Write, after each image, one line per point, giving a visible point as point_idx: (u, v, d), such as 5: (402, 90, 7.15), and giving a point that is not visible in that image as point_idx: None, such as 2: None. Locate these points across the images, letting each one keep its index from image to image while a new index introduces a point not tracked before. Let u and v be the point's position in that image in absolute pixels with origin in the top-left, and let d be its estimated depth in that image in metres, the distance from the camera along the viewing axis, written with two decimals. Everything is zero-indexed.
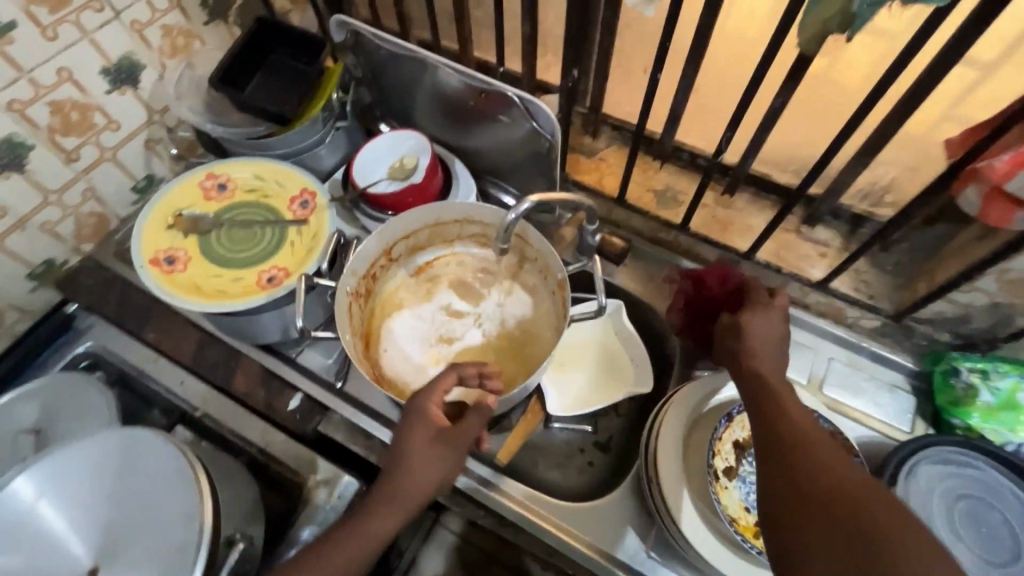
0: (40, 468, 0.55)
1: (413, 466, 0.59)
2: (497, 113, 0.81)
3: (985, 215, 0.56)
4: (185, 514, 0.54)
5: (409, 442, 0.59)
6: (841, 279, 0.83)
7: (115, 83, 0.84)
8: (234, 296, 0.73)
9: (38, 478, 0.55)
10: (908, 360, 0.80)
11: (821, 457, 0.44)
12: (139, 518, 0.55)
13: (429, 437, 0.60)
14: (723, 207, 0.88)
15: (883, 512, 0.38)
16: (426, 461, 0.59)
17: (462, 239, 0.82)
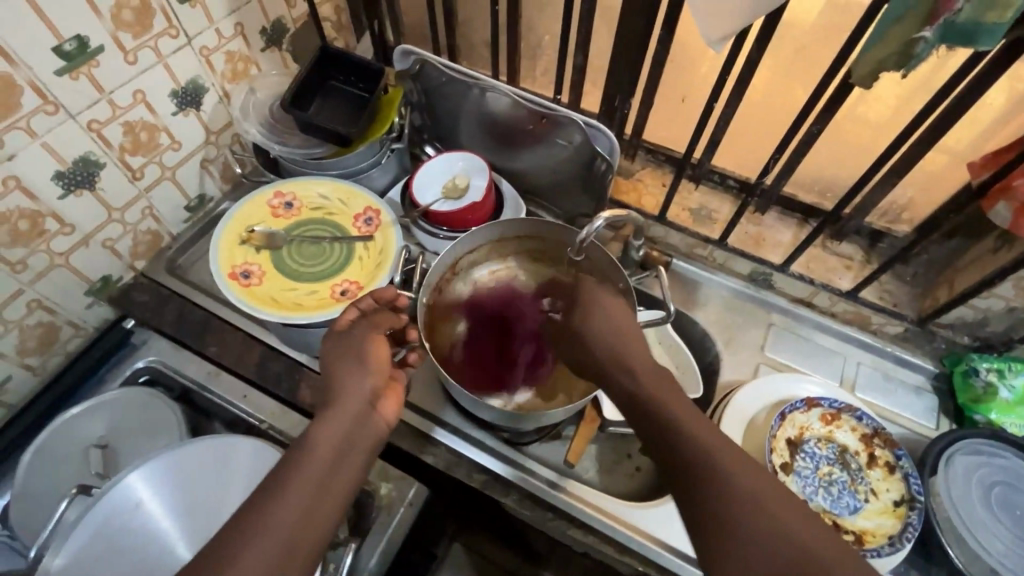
0: (156, 467, 0.58)
1: (341, 380, 0.60)
2: (553, 135, 0.87)
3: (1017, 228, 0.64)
4: None
5: (337, 363, 0.62)
6: (868, 290, 0.90)
7: (181, 106, 0.86)
8: (310, 309, 0.75)
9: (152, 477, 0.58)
10: (929, 363, 0.88)
11: (698, 432, 0.53)
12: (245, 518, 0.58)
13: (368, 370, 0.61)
14: (754, 225, 0.95)
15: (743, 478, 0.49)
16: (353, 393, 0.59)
17: (518, 253, 0.86)
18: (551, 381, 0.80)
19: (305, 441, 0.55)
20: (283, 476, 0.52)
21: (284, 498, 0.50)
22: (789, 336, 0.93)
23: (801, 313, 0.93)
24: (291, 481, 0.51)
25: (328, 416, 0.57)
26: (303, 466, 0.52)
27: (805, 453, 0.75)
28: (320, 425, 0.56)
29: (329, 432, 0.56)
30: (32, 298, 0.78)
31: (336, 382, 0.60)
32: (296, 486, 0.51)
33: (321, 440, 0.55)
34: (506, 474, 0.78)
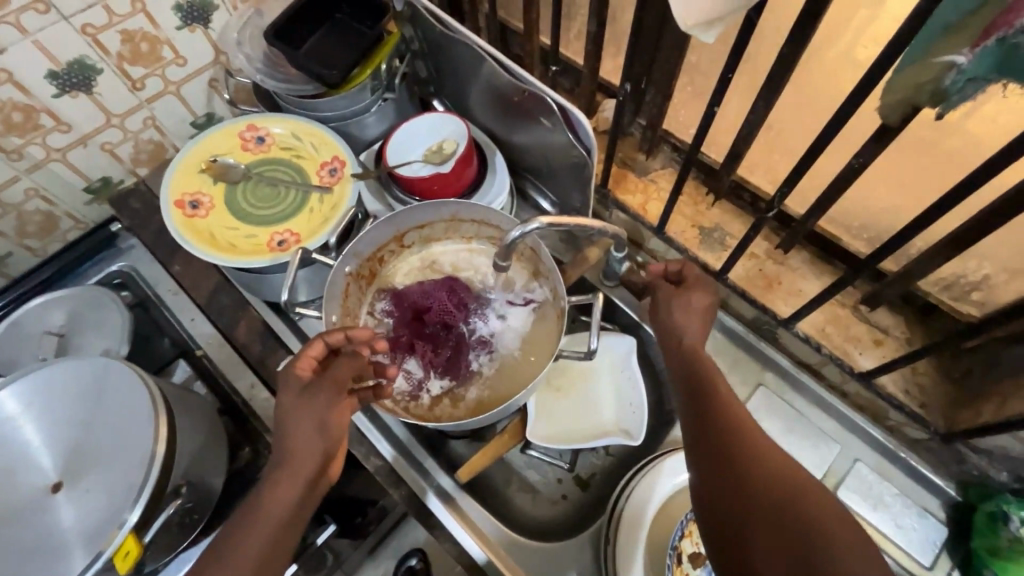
0: (28, 382, 0.61)
1: (296, 438, 0.56)
2: (540, 114, 0.75)
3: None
4: (138, 454, 0.58)
5: (292, 411, 0.57)
6: (893, 375, 0.71)
7: (186, 21, 0.85)
8: (244, 253, 0.73)
9: (24, 391, 0.60)
10: (950, 488, 0.68)
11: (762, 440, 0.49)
12: (100, 447, 0.59)
13: (293, 401, 0.58)
14: (774, 262, 0.78)
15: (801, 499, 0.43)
16: (299, 428, 0.57)
17: (479, 238, 0.78)
18: (469, 385, 0.73)
19: (256, 510, 0.52)
20: (236, 536, 0.51)
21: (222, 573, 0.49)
22: (780, 403, 0.76)
23: (801, 380, 0.75)
24: (228, 552, 0.50)
25: (274, 483, 0.54)
26: (258, 515, 0.52)
27: None
28: (268, 489, 0.53)
29: (272, 501, 0.53)
30: (29, 186, 0.84)
31: (290, 436, 0.56)
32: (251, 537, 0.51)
33: (265, 508, 0.52)
34: (397, 462, 0.75)
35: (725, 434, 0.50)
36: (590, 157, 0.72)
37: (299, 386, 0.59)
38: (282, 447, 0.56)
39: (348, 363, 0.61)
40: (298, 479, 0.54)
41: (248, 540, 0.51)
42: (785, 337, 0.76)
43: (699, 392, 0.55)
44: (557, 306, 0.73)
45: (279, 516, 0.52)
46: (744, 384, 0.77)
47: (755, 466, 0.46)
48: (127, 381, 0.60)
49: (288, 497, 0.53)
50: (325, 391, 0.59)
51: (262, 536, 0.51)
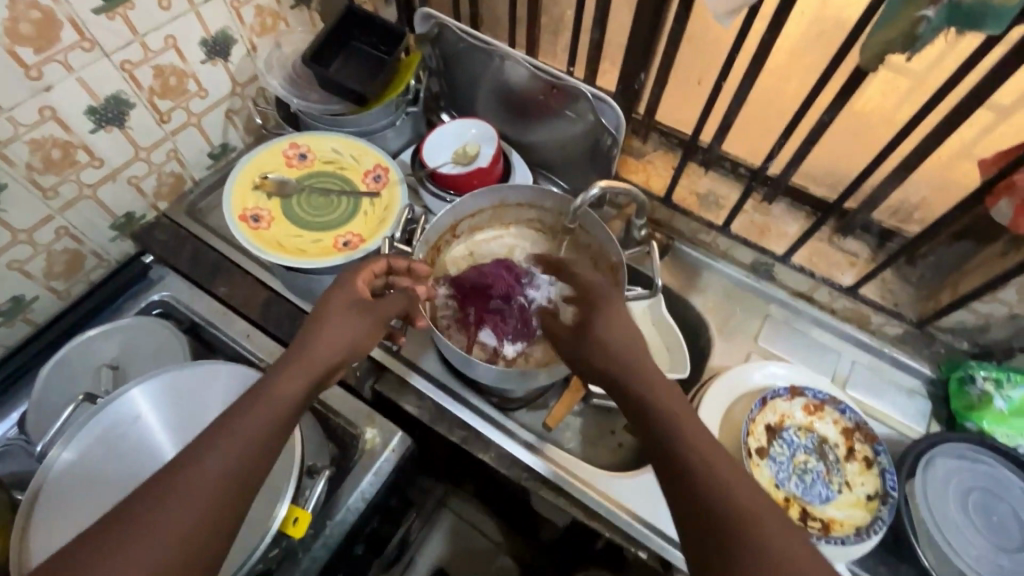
0: (159, 388, 0.64)
1: (318, 339, 0.60)
2: (562, 108, 0.87)
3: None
4: None
5: (320, 314, 0.62)
6: (870, 287, 0.89)
7: (210, 54, 0.90)
8: (313, 255, 0.79)
9: (155, 396, 0.63)
10: (926, 368, 0.86)
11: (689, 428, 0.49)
12: None
13: (340, 307, 0.63)
14: (761, 214, 0.95)
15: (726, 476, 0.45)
16: (333, 330, 0.61)
17: (520, 222, 0.89)
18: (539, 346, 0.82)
19: (262, 391, 0.54)
20: (215, 439, 0.49)
21: (204, 453, 0.48)
22: (787, 327, 0.92)
23: (800, 306, 0.92)
24: (215, 436, 0.49)
25: (282, 370, 0.56)
26: (251, 415, 0.52)
27: (782, 439, 0.75)
28: (274, 377, 0.55)
29: (276, 385, 0.55)
30: (61, 225, 0.84)
31: (312, 333, 0.60)
32: (238, 434, 0.50)
33: (270, 391, 0.54)
34: (410, 377, 0.84)
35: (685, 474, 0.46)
36: (613, 138, 0.84)
37: (324, 300, 0.65)
38: (301, 342, 0.60)
39: (397, 299, 0.69)
40: (306, 368, 0.57)
41: (226, 447, 0.48)
42: (781, 271, 0.92)
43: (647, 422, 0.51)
44: (610, 261, 0.81)
45: (276, 405, 0.53)
46: (755, 319, 0.93)
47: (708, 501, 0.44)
48: (259, 385, 0.65)
49: (293, 386, 0.55)
50: (341, 305, 0.63)
51: (262, 416, 0.52)
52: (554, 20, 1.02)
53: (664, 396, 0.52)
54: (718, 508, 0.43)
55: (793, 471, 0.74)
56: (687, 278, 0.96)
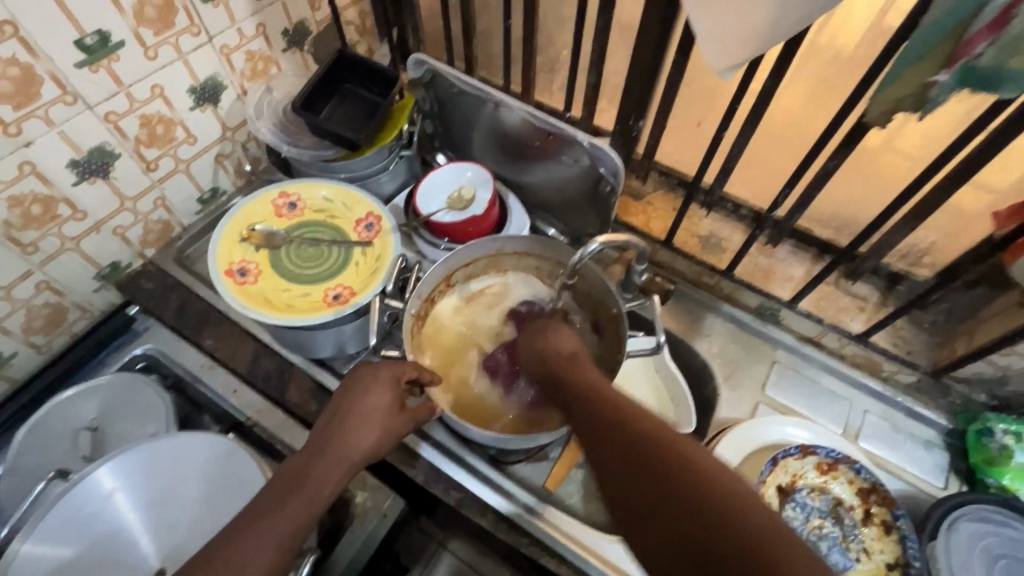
0: (125, 466, 0.59)
1: (354, 433, 0.59)
2: (559, 153, 0.85)
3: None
4: None
5: (363, 396, 0.61)
6: (881, 333, 0.85)
7: (198, 101, 0.88)
8: (301, 311, 0.76)
9: (122, 475, 0.59)
10: (942, 418, 0.82)
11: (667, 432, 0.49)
12: (207, 526, 0.59)
13: (376, 398, 0.61)
14: (765, 257, 0.92)
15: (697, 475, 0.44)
16: (365, 427, 0.59)
17: (516, 270, 0.85)
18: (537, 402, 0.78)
19: (303, 484, 0.54)
20: (243, 540, 0.50)
21: (245, 555, 0.49)
22: (795, 375, 0.88)
23: (808, 352, 0.88)
24: (253, 533, 0.50)
25: (320, 461, 0.56)
26: (283, 512, 0.52)
27: (795, 502, 0.72)
28: (312, 468, 0.56)
29: (317, 480, 0.55)
30: (41, 279, 0.81)
31: (352, 418, 0.60)
32: (266, 532, 0.51)
33: (312, 486, 0.54)
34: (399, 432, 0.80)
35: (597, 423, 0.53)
36: (612, 185, 0.82)
37: (366, 375, 0.63)
38: (341, 425, 0.59)
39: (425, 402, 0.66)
40: (344, 464, 0.57)
41: (257, 545, 0.50)
42: (789, 316, 0.89)
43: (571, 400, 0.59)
44: (610, 312, 0.78)
45: (314, 506, 0.54)
46: (762, 366, 0.89)
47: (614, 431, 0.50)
48: (233, 459, 0.61)
49: (332, 483, 0.56)
50: (383, 395, 0.62)
51: (302, 518, 0.52)
52: (550, 60, 1.01)
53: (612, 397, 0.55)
54: (627, 429, 0.50)
55: (808, 535, 0.70)
56: (691, 323, 0.92)
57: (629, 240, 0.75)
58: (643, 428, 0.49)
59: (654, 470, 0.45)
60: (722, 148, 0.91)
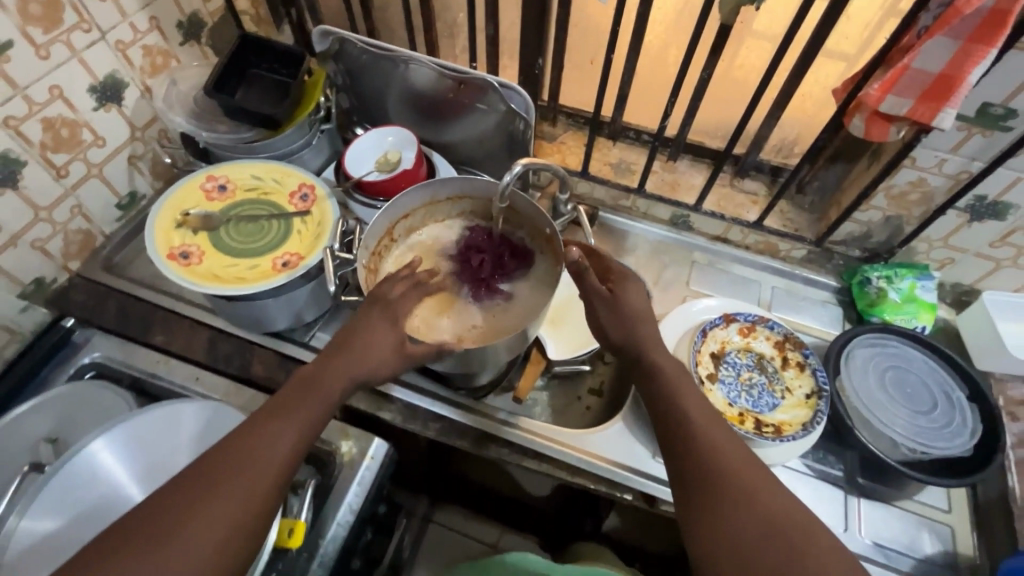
0: (118, 442, 0.62)
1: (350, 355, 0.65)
2: (473, 101, 0.91)
3: (912, 116, 0.64)
4: None
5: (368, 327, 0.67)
6: (772, 218, 0.99)
7: (102, 101, 0.87)
8: (252, 280, 0.78)
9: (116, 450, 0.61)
10: (831, 279, 0.98)
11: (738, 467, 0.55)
12: None
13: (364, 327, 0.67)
14: (669, 172, 1.04)
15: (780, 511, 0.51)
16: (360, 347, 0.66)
17: (452, 217, 0.92)
18: (490, 327, 0.84)
19: (309, 393, 0.62)
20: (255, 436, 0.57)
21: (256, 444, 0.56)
22: (711, 269, 1.01)
23: (719, 248, 1.02)
24: (266, 432, 0.58)
25: (326, 377, 0.64)
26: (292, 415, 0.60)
27: (726, 364, 0.83)
28: (317, 384, 0.63)
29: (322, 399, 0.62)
30: None
31: (348, 347, 0.66)
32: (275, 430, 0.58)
33: (318, 395, 0.62)
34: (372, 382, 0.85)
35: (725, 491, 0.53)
36: (525, 123, 0.89)
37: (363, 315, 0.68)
38: (346, 353, 0.65)
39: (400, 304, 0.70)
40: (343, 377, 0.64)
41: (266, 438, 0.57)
42: (698, 219, 1.00)
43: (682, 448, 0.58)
44: (544, 234, 0.86)
45: (307, 427, 0.60)
46: (684, 267, 1.01)
47: (765, 519, 0.51)
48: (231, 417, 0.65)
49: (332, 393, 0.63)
50: (377, 334, 0.67)
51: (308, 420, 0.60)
52: (448, 24, 1.07)
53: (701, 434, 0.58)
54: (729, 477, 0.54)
55: (742, 386, 0.81)
56: (616, 243, 1.03)
57: (548, 162, 0.82)
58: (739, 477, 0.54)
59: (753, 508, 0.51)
60: (614, 82, 1.02)
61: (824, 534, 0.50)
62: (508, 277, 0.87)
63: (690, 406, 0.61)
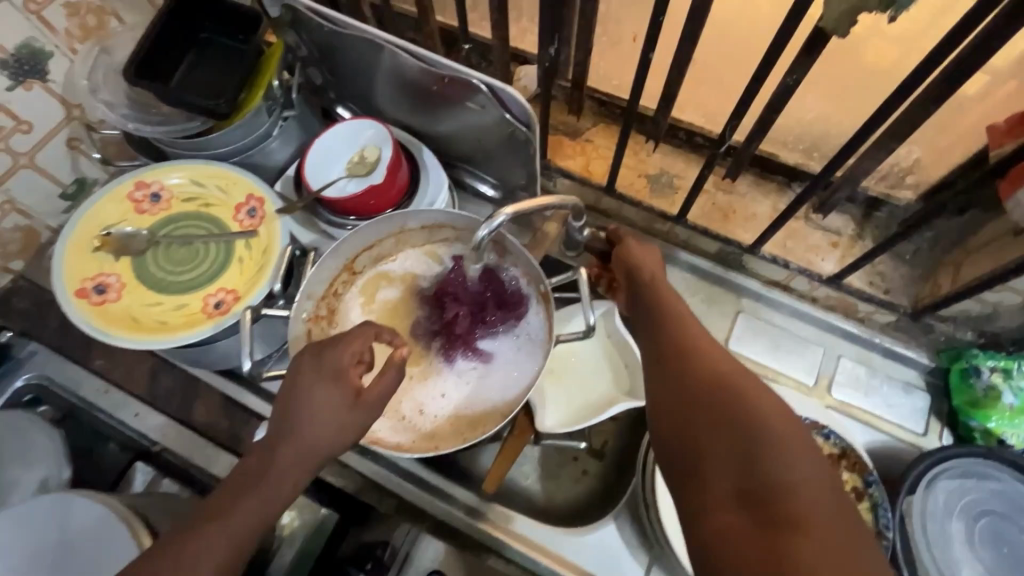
0: None
1: (304, 427, 0.51)
2: (464, 99, 0.68)
3: None
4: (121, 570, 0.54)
5: (317, 409, 0.51)
6: (857, 274, 0.76)
7: (17, 78, 0.70)
8: (175, 328, 0.65)
9: None
10: (924, 356, 0.74)
11: (746, 387, 0.43)
12: None
13: (328, 398, 0.52)
14: (724, 193, 0.80)
15: (774, 431, 0.39)
16: (315, 420, 0.51)
17: (433, 246, 0.73)
18: (461, 402, 0.67)
19: (259, 483, 0.50)
20: (191, 545, 0.48)
21: (197, 555, 0.47)
22: (759, 323, 0.77)
23: (775, 298, 0.77)
24: (204, 542, 0.48)
25: (279, 458, 0.51)
26: (239, 516, 0.49)
27: None
28: (269, 473, 0.51)
29: (267, 492, 0.50)
30: None
31: (295, 418, 0.51)
32: (217, 538, 0.48)
33: (269, 486, 0.50)
34: None
35: (714, 406, 0.42)
36: (528, 135, 0.68)
37: (303, 376, 0.53)
38: (286, 435, 0.51)
39: (385, 381, 0.53)
40: (302, 463, 0.51)
41: (211, 544, 0.48)
42: (750, 262, 0.78)
43: (683, 381, 0.45)
44: (539, 289, 0.68)
45: (263, 520, 0.50)
46: (725, 316, 0.78)
47: (754, 447, 0.39)
48: (89, 509, 0.56)
49: (289, 481, 0.51)
50: (330, 394, 0.52)
51: (261, 516, 0.50)
52: None
53: (699, 356, 0.47)
54: (723, 395, 0.43)
55: None
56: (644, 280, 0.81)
57: (546, 199, 0.60)
58: (732, 393, 0.43)
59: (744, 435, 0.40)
60: None
61: (833, 490, 0.37)
62: (492, 336, 0.69)
63: (698, 334, 0.50)
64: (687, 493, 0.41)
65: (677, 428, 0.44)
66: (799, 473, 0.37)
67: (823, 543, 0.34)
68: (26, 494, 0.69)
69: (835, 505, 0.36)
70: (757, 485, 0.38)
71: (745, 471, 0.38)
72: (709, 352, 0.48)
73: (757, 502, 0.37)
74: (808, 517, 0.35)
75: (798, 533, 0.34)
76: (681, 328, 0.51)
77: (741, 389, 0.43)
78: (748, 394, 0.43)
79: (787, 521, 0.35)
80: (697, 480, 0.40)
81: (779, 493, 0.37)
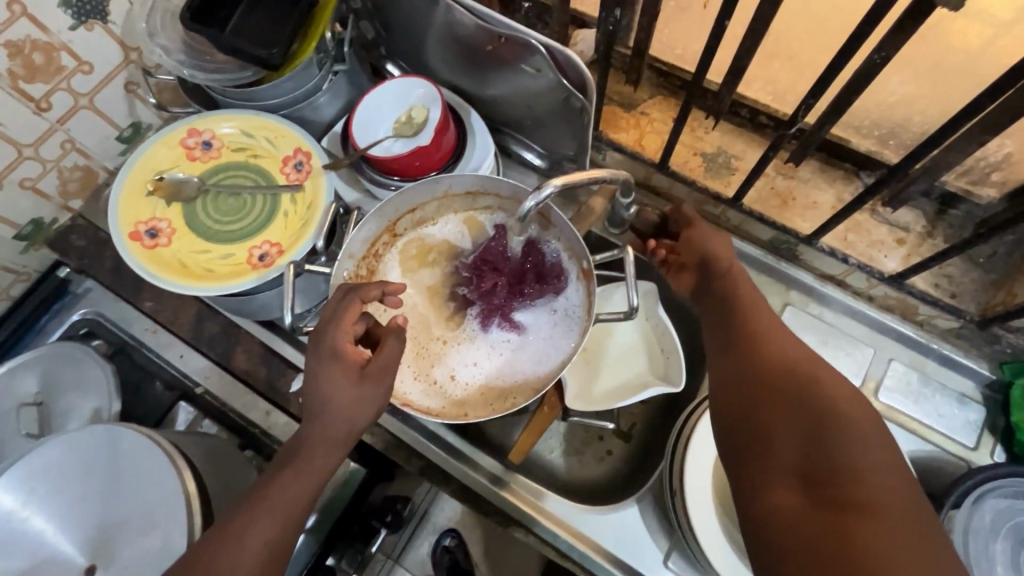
0: (30, 471, 0.60)
1: (329, 406, 0.53)
2: (518, 61, 0.66)
3: None
4: (165, 502, 0.57)
5: (328, 389, 0.53)
6: (921, 275, 0.71)
7: (80, 17, 0.70)
8: (222, 276, 0.67)
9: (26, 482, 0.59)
10: (983, 368, 0.70)
11: (825, 386, 0.46)
12: (121, 511, 0.58)
13: (343, 374, 0.53)
14: (785, 177, 0.76)
15: (849, 421, 0.43)
16: (337, 396, 0.52)
17: (477, 213, 0.72)
18: (493, 372, 0.67)
19: (298, 453, 0.52)
20: (243, 518, 0.49)
21: (245, 527, 0.49)
22: (808, 318, 0.74)
23: (827, 292, 0.74)
24: (253, 518, 0.49)
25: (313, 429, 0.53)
26: (283, 489, 0.51)
27: None
28: (303, 445, 0.52)
29: (304, 464, 0.52)
30: None
31: (317, 400, 0.53)
32: (264, 511, 0.50)
33: (307, 454, 0.52)
34: None
35: (789, 393, 0.46)
36: (583, 103, 0.65)
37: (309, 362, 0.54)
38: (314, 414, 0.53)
39: (392, 346, 0.54)
40: (336, 438, 0.53)
41: (262, 517, 0.49)
42: (805, 253, 0.74)
43: (758, 374, 0.49)
44: (582, 266, 0.66)
45: (304, 493, 0.52)
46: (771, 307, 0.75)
47: (826, 435, 0.43)
48: (137, 444, 0.59)
49: (321, 449, 0.53)
50: (337, 373, 0.53)
51: (303, 487, 0.52)
52: None
53: (775, 353, 0.50)
54: (796, 389, 0.46)
55: None
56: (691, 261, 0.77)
57: (601, 171, 0.58)
58: (805, 386, 0.46)
59: (815, 424, 0.43)
60: None
61: (899, 478, 0.40)
62: (530, 308, 0.68)
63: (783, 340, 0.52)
64: (749, 472, 0.45)
65: (748, 416, 0.48)
66: (864, 460, 0.41)
67: (887, 520, 0.37)
68: (80, 420, 0.74)
69: (901, 493, 0.39)
70: (823, 470, 0.41)
71: (808, 454, 0.42)
72: (788, 351, 0.51)
73: (822, 481, 0.41)
74: (874, 501, 0.38)
75: (863, 512, 0.38)
76: (757, 328, 0.54)
77: (820, 385, 0.46)
78: (824, 389, 0.46)
79: (853, 501, 0.38)
80: (762, 460, 0.45)
81: (846, 479, 0.40)
